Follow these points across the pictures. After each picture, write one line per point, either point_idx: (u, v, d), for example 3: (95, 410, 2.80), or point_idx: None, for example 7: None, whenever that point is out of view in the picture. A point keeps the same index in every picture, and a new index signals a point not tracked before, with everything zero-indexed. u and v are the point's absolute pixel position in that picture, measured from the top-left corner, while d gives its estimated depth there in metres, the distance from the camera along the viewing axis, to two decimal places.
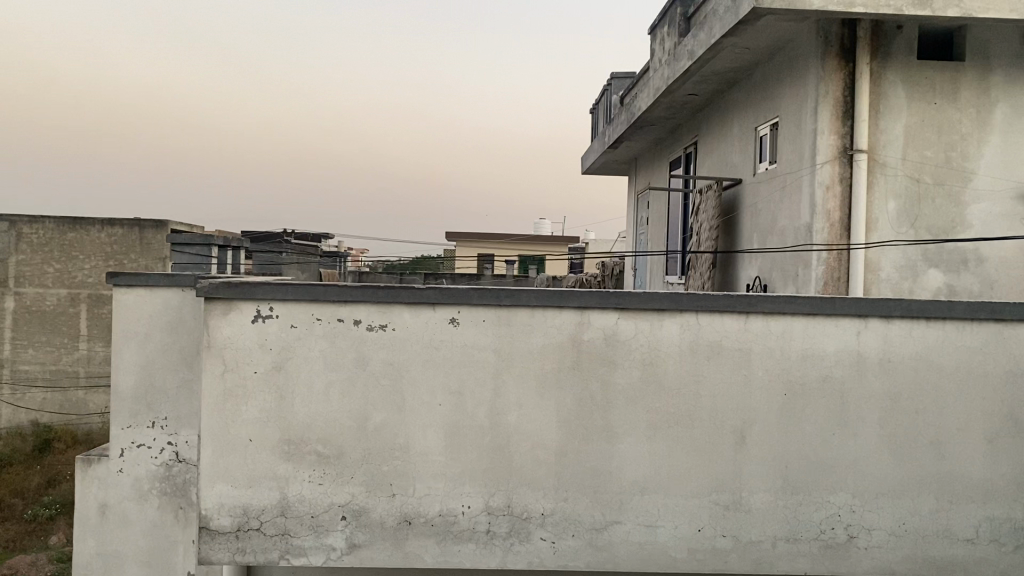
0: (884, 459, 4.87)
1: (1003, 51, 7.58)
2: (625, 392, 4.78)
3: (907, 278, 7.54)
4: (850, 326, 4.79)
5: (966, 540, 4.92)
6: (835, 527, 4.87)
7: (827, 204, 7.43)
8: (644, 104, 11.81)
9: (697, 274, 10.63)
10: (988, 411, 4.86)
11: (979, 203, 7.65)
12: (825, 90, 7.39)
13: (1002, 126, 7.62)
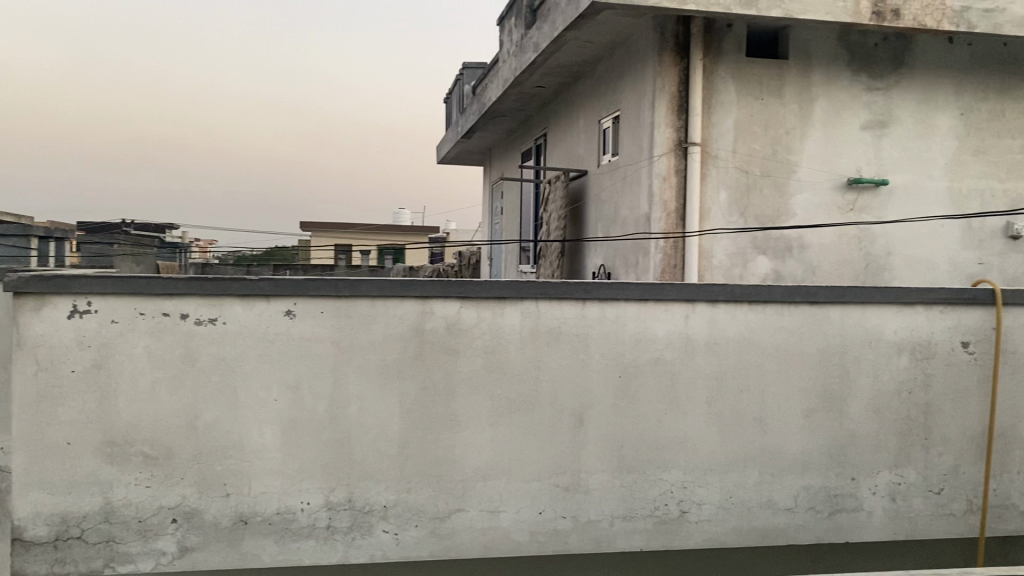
0: (712, 436, 5.12)
1: (821, 52, 8.10)
2: (466, 380, 4.80)
3: (737, 264, 7.95)
4: (679, 311, 5.02)
5: (787, 509, 5.25)
6: (668, 504, 5.09)
7: (663, 195, 7.74)
8: (494, 94, 11.89)
9: (546, 263, 10.82)
10: (803, 387, 5.21)
11: (802, 193, 8.16)
12: (661, 84, 7.68)
13: (821, 121, 8.16)
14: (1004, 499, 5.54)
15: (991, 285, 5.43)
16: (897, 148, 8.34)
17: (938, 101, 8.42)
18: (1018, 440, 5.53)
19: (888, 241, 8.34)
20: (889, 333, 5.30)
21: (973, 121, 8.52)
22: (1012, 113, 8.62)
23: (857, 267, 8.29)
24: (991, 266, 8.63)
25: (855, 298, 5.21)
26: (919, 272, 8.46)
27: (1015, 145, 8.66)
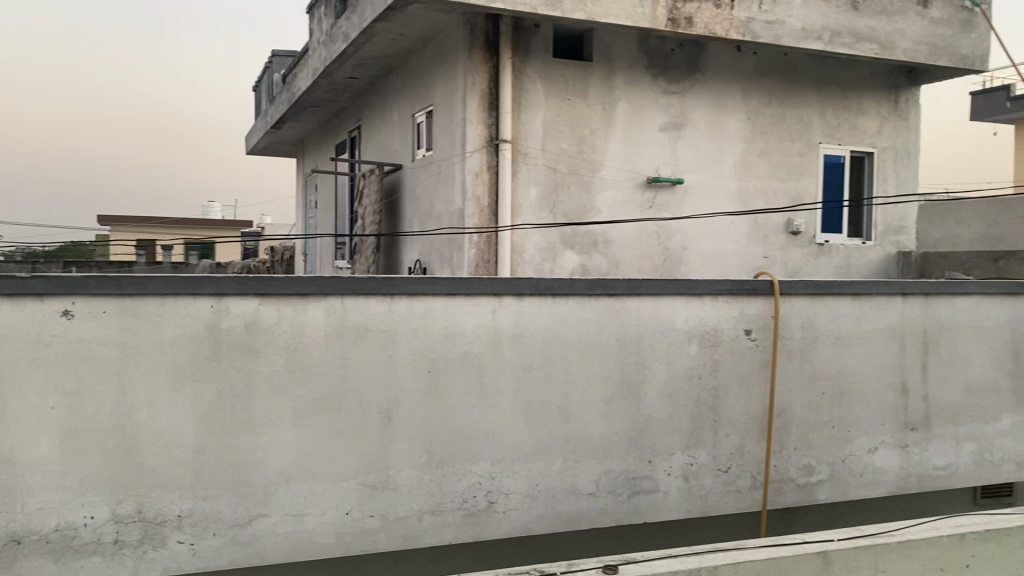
0: (518, 428, 5.22)
1: (623, 55, 8.45)
2: (267, 380, 4.63)
3: (547, 259, 8.15)
4: (486, 305, 5.08)
5: (590, 493, 5.45)
6: (476, 495, 5.14)
7: (476, 190, 7.81)
8: (304, 84, 11.57)
9: (361, 258, 10.64)
10: (605, 376, 5.42)
11: (607, 190, 8.48)
12: (472, 80, 7.74)
13: (623, 122, 8.51)
14: (783, 474, 6.01)
15: (770, 277, 5.88)
16: (692, 148, 8.85)
17: (727, 105, 9.00)
18: (795, 419, 6.02)
19: (684, 236, 8.83)
20: (682, 323, 5.62)
21: (757, 124, 9.18)
22: (792, 119, 9.37)
23: (656, 261, 8.72)
24: (774, 259, 9.35)
25: (651, 290, 5.48)
26: (712, 265, 9.03)
27: (795, 148, 9.41)
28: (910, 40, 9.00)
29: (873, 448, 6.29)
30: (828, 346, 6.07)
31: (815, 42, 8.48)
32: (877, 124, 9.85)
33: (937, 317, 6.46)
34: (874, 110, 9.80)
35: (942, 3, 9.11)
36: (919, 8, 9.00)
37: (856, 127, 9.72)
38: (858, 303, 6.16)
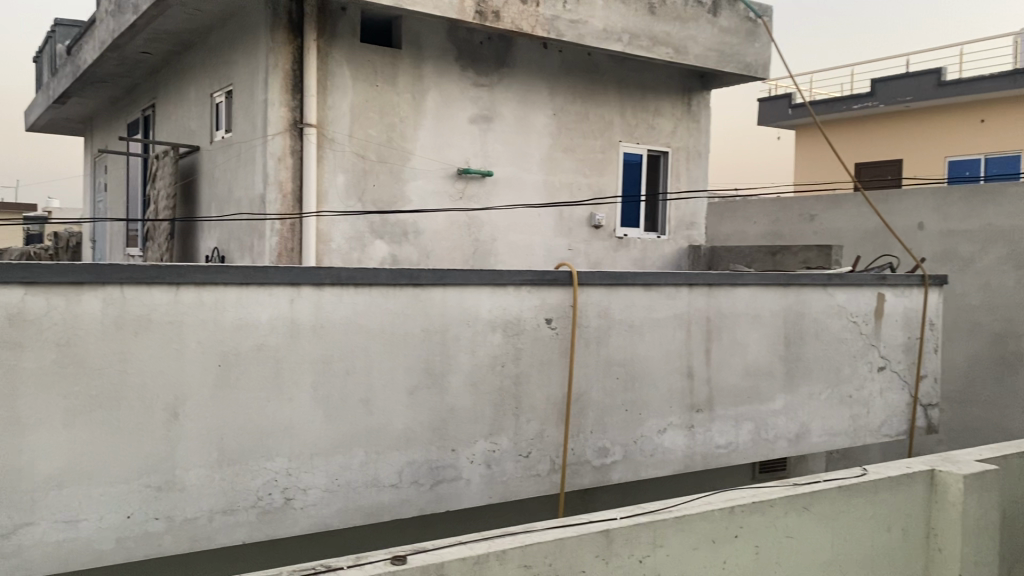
0: (317, 421, 5.08)
1: (431, 44, 8.42)
2: (35, 376, 4.24)
3: (355, 248, 8.00)
4: (283, 294, 4.91)
5: (391, 485, 5.41)
6: (271, 492, 4.98)
7: (279, 175, 7.54)
8: (89, 57, 10.71)
9: (154, 245, 10.00)
10: (407, 367, 5.39)
11: (416, 180, 8.43)
12: (274, 61, 7.45)
13: (432, 111, 8.49)
14: (580, 457, 6.24)
15: (569, 267, 6.07)
16: (499, 141, 8.97)
17: (534, 100, 9.19)
18: (591, 404, 6.25)
19: (493, 227, 8.95)
20: (485, 312, 5.68)
21: (562, 120, 9.44)
22: (594, 116, 9.71)
23: (465, 251, 8.78)
24: (578, 251, 9.66)
25: (454, 280, 5.50)
26: (519, 256, 9.20)
27: (597, 145, 9.77)
28: (701, 47, 9.57)
29: (662, 430, 6.65)
30: (622, 334, 6.35)
31: (615, 43, 8.84)
32: (672, 125, 10.41)
33: (720, 306, 6.92)
34: (669, 111, 10.35)
35: (729, 13, 9.75)
36: (709, 17, 9.59)
37: (654, 127, 10.23)
38: (650, 294, 6.49)
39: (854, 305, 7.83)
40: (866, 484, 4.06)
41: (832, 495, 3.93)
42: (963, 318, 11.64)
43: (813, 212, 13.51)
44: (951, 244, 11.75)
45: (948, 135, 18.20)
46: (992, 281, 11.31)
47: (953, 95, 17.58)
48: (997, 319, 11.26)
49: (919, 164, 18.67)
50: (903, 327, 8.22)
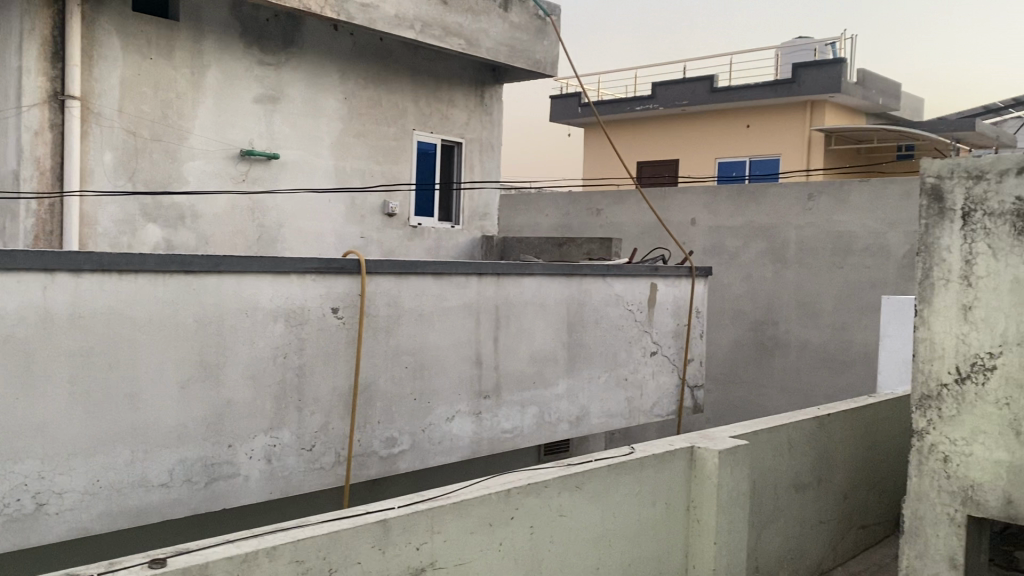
0: (75, 420, 4.68)
1: (213, 18, 7.98)
2: None
3: (124, 232, 7.44)
4: (34, 282, 4.48)
5: (161, 485, 5.09)
6: (21, 499, 4.53)
7: (35, 151, 6.86)
8: None
9: None
10: (178, 359, 5.08)
11: (194, 160, 7.97)
12: (29, 25, 6.77)
13: (214, 89, 8.04)
14: (366, 448, 6.16)
15: (357, 256, 5.98)
16: (287, 124, 8.66)
17: (324, 83, 8.94)
18: (378, 394, 6.18)
19: (279, 212, 8.62)
20: (265, 301, 5.47)
21: (354, 106, 9.26)
22: (387, 103, 9.59)
23: (248, 238, 8.40)
24: (370, 239, 9.51)
25: (232, 267, 5.26)
26: (308, 243, 8.93)
27: (390, 132, 9.67)
28: (492, 40, 9.70)
29: (449, 417, 6.71)
30: (411, 323, 6.34)
31: (407, 30, 8.78)
32: (465, 116, 10.50)
33: (507, 295, 7.08)
34: (461, 101, 10.43)
35: (519, 9, 9.98)
36: (500, 11, 9.76)
37: (447, 117, 10.27)
38: (439, 283, 6.52)
39: (630, 295, 8.28)
40: (634, 462, 4.31)
41: (602, 474, 4.13)
42: (729, 306, 12.65)
43: (600, 206, 14.16)
44: (719, 239, 12.71)
45: (720, 138, 19.70)
46: (753, 273, 12.37)
47: (723, 101, 19.13)
48: (757, 308, 12.33)
49: (695, 164, 20.05)
50: (673, 314, 8.81)
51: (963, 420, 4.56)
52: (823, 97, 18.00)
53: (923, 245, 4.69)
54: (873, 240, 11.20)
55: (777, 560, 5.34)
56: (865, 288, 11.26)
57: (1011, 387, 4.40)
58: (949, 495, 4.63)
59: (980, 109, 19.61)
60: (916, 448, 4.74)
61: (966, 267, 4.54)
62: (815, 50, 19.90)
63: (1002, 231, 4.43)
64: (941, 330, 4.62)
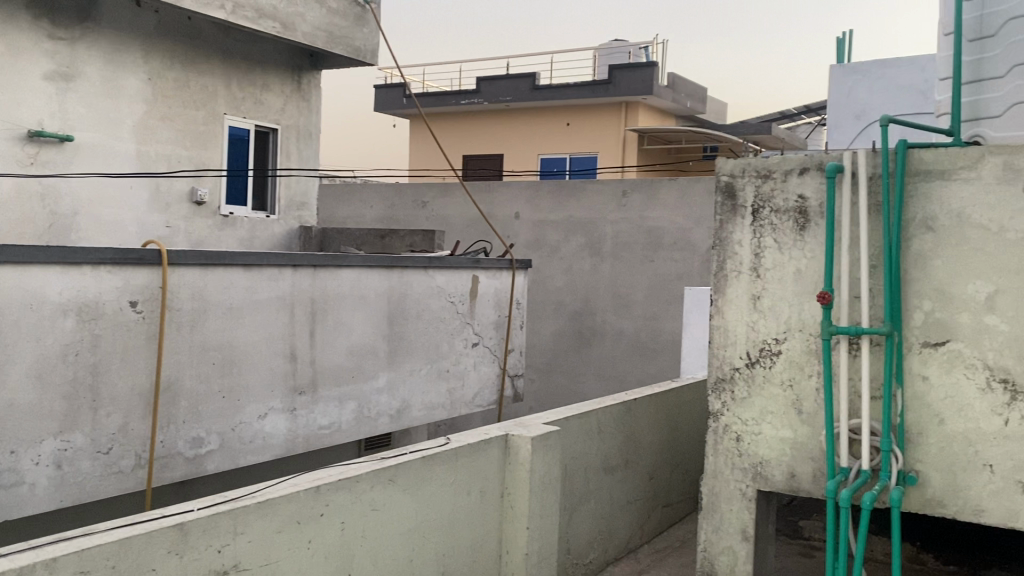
0: None
1: None
2: None
3: None
4: None
5: None
6: None
7: None
8: None
9: None
10: None
11: None
12: None
13: None
14: (170, 449, 5.82)
15: (158, 246, 5.64)
16: (82, 104, 8.04)
17: (125, 62, 8.37)
18: (183, 392, 5.86)
19: (74, 199, 7.99)
20: (53, 295, 5.07)
21: (159, 87, 8.73)
22: (196, 86, 9.10)
23: (39, 226, 7.73)
24: (178, 229, 9.00)
25: (13, 258, 4.83)
26: (108, 232, 8.34)
27: (199, 117, 9.18)
28: (309, 25, 9.44)
29: (261, 415, 6.47)
30: (219, 317, 6.05)
31: (217, 10, 8.37)
32: (281, 102, 10.16)
33: (323, 287, 6.91)
34: (277, 87, 10.08)
35: None
36: None
37: (261, 102, 9.89)
38: (249, 274, 6.27)
39: (452, 287, 8.31)
40: (448, 453, 4.33)
41: (416, 466, 4.12)
42: (549, 298, 12.96)
43: (425, 199, 14.13)
44: (541, 232, 12.99)
45: (541, 134, 20.15)
46: (573, 266, 12.75)
47: (545, 98, 19.61)
48: (576, 299, 12.72)
49: (518, 160, 20.43)
50: (494, 305, 8.93)
51: (753, 401, 4.90)
52: (637, 98, 18.82)
53: (718, 239, 5.00)
54: (681, 234, 11.85)
55: (588, 542, 5.54)
56: (674, 280, 11.91)
57: (793, 370, 4.78)
58: (741, 471, 4.97)
59: (776, 114, 21.19)
60: (712, 429, 5.05)
61: (755, 260, 4.88)
62: (630, 53, 20.78)
63: (786, 227, 4.80)
64: (734, 319, 4.95)
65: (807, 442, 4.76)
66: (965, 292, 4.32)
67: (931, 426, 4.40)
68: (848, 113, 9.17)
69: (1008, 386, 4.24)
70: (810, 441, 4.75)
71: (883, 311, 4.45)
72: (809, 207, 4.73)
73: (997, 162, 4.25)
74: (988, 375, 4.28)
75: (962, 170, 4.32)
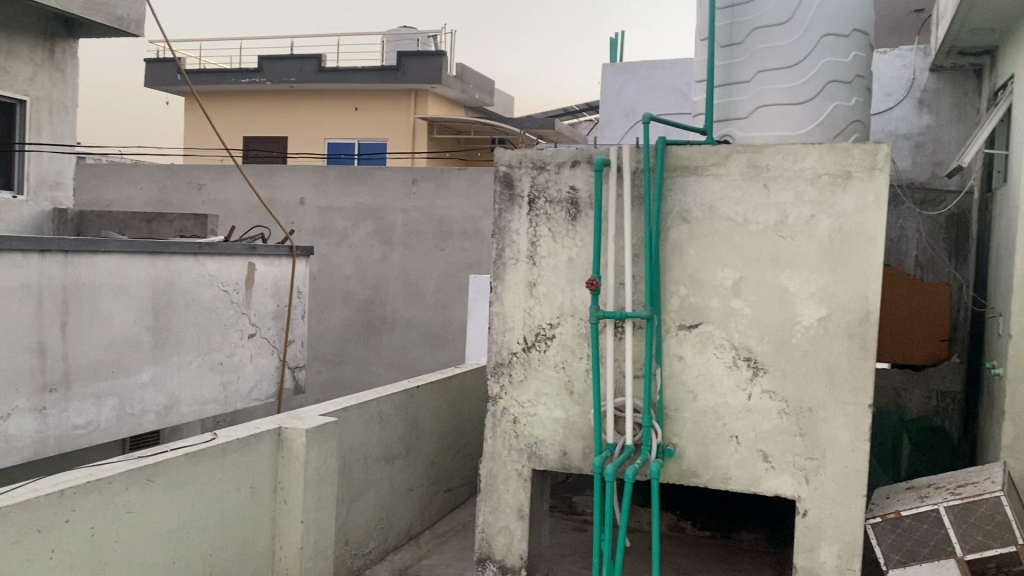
0: None
1: None
2: None
3: None
4: None
5: None
6: None
7: None
8: None
9: None
10: None
11: None
12: None
13: None
14: None
15: None
16: None
17: None
18: None
19: None
20: None
21: None
22: None
23: None
24: None
25: None
26: None
27: None
28: None
29: (4, 416, 5.84)
30: None
31: None
32: (31, 71, 9.22)
33: (76, 275, 6.34)
34: (26, 54, 9.13)
35: None
36: None
37: (6, 70, 8.92)
38: None
39: (225, 275, 7.93)
40: (214, 449, 4.12)
41: (178, 464, 3.89)
42: (335, 287, 12.67)
43: (201, 181, 13.36)
44: (326, 219, 12.69)
45: (327, 118, 19.63)
46: (361, 254, 12.56)
47: (330, 82, 19.02)
48: (365, 288, 12.54)
49: (303, 144, 19.82)
50: (272, 295, 8.62)
51: (529, 384, 5.06)
52: (425, 86, 18.86)
53: (497, 228, 5.10)
54: (469, 224, 12.05)
55: (368, 532, 5.49)
56: (462, 269, 12.07)
57: (565, 353, 4.98)
58: (517, 452, 5.12)
59: (560, 110, 22.04)
60: (490, 412, 5.17)
61: (532, 247, 5.03)
62: (418, 40, 20.76)
63: (559, 216, 4.98)
64: (511, 304, 5.08)
65: (578, 421, 4.98)
66: (716, 278, 4.68)
67: (687, 402, 4.75)
68: (619, 111, 9.67)
69: (751, 364, 4.65)
70: (580, 420, 4.97)
71: (644, 296, 4.74)
72: (579, 197, 4.94)
73: (743, 160, 4.63)
74: (734, 354, 4.67)
75: (714, 166, 4.67)
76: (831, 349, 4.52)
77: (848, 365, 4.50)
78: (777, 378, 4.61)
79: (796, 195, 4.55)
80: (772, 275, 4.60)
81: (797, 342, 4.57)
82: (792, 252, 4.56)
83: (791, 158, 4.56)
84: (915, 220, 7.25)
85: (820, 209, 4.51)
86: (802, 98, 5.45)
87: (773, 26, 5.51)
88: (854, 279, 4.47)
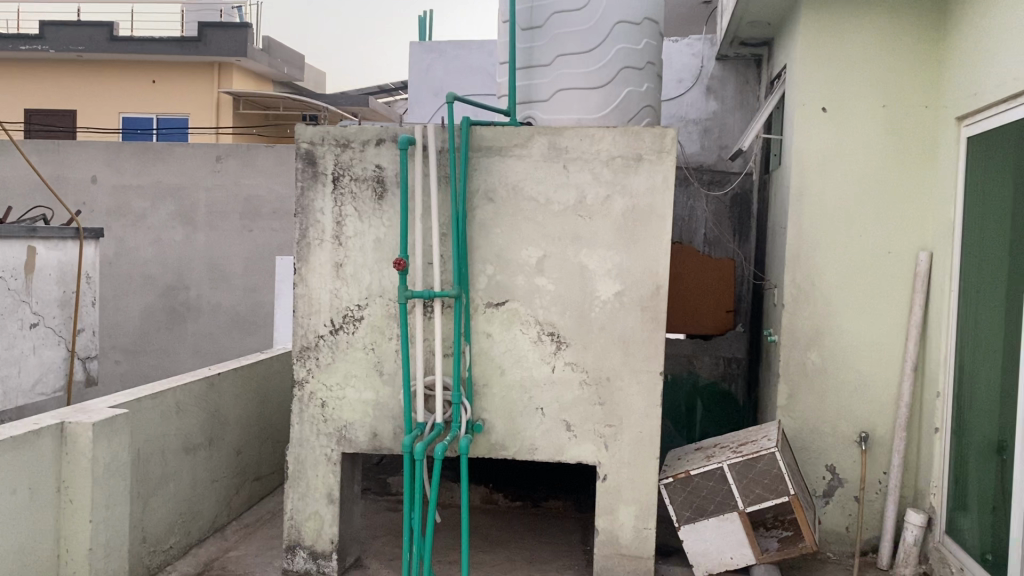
0: None
1: None
2: None
3: None
4: None
5: None
6: None
7: None
8: None
9: None
10: None
11: None
12: None
13: None
14: None
15: None
16: None
17: None
18: None
19: None
20: None
21: None
22: None
23: None
24: None
25: None
26: None
27: None
28: None
29: None
30: None
31: None
32: None
33: None
34: None
35: None
36: None
37: None
38: None
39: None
40: None
41: None
42: (133, 271, 11.92)
43: None
44: (122, 199, 11.88)
45: (122, 90, 18.32)
46: (161, 236, 11.88)
47: (124, 52, 17.78)
48: (166, 272, 11.88)
49: (94, 120, 18.43)
50: (57, 281, 7.99)
51: (337, 367, 5.00)
52: (228, 59, 18.14)
53: (300, 207, 4.98)
54: (279, 204, 11.68)
55: (168, 526, 5.24)
56: (272, 251, 11.69)
57: (374, 334, 4.96)
58: (326, 437, 5.05)
59: (375, 88, 21.77)
60: (297, 397, 5.06)
61: (337, 228, 4.95)
62: (221, 11, 19.81)
63: (365, 196, 4.93)
64: (316, 286, 4.98)
65: (387, 402, 4.98)
66: (520, 256, 4.81)
67: (494, 377, 4.86)
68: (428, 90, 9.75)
69: (554, 338, 4.82)
70: (390, 401, 4.98)
71: (452, 275, 4.79)
72: (385, 176, 4.92)
73: (543, 141, 4.76)
74: (538, 329, 4.83)
75: (516, 148, 4.78)
76: (627, 322, 4.78)
77: (641, 337, 4.78)
78: (579, 350, 4.81)
79: (593, 175, 4.75)
80: (572, 253, 4.78)
81: (596, 317, 4.79)
82: (590, 230, 4.76)
83: (588, 140, 4.75)
84: (702, 201, 7.69)
85: (614, 190, 4.74)
86: (599, 83, 5.69)
87: (571, 12, 5.67)
88: (646, 255, 4.74)
